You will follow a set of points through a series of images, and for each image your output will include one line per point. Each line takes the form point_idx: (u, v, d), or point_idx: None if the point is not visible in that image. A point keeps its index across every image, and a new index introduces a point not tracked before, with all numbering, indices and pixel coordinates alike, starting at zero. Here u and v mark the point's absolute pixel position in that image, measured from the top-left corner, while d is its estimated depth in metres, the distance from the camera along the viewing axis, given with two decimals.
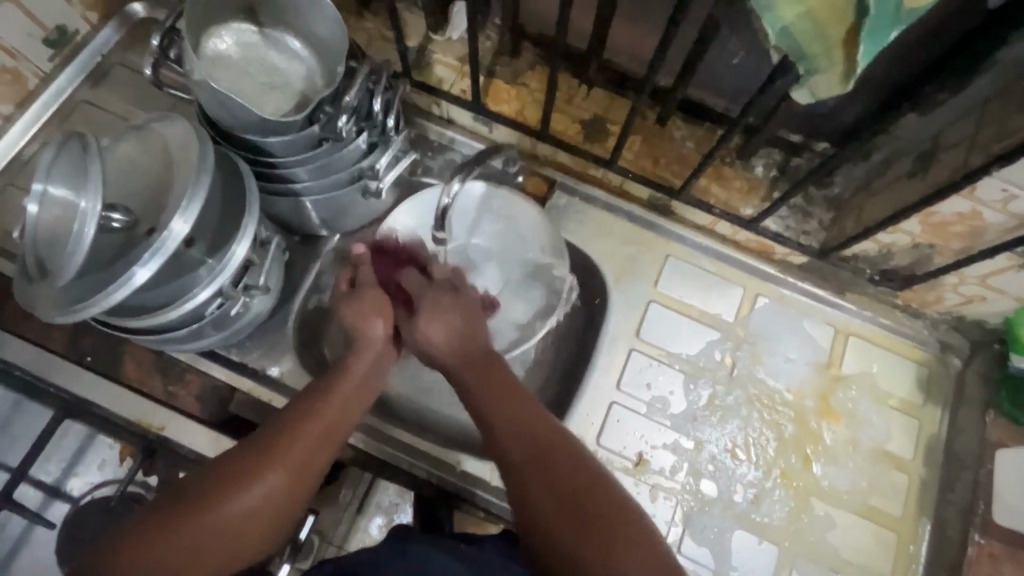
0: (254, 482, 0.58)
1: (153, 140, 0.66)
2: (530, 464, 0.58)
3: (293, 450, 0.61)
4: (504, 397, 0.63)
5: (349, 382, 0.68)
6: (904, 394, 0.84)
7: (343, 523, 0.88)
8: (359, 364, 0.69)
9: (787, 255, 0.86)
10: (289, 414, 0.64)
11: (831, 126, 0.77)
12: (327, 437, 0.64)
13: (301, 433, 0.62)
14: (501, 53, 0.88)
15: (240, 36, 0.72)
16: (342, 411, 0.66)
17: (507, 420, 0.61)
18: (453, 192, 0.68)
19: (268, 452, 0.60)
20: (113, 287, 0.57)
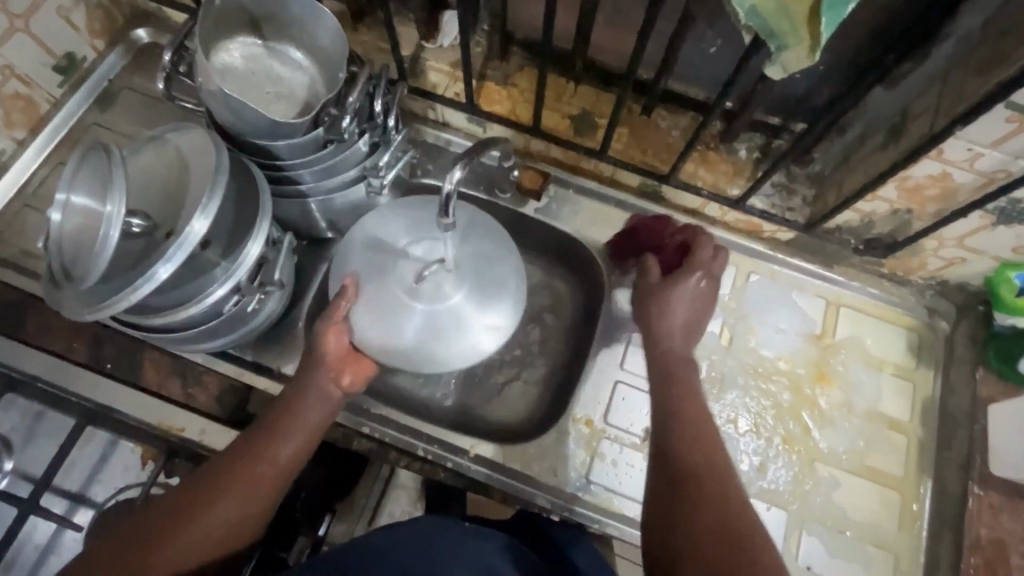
0: (211, 509, 0.63)
1: (167, 148, 0.70)
2: (690, 489, 0.63)
3: (240, 483, 0.65)
4: (692, 419, 0.69)
5: (299, 422, 0.69)
6: (896, 358, 0.88)
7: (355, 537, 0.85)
8: (312, 401, 0.71)
9: (775, 232, 0.90)
10: (244, 447, 0.68)
11: (806, 106, 0.81)
12: (276, 478, 0.67)
13: (254, 470, 0.66)
14: (491, 56, 0.92)
15: (246, 50, 0.76)
16: (295, 451, 0.69)
17: (693, 442, 0.67)
18: (454, 181, 0.66)
19: (223, 484, 0.65)
20: (139, 284, 0.60)
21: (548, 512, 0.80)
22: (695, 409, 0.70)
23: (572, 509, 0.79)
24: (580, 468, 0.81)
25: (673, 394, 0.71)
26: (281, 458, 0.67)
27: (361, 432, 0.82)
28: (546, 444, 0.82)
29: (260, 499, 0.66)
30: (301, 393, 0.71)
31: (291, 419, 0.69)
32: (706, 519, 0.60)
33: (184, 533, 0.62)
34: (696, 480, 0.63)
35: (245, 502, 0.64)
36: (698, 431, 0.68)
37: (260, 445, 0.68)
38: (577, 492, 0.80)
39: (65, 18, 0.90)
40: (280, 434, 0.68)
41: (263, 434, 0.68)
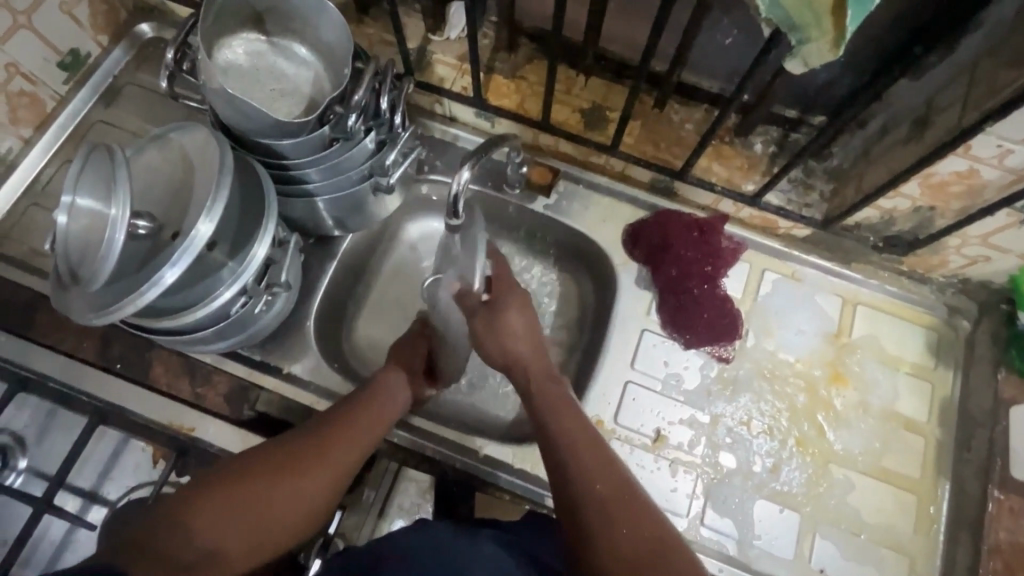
0: (311, 473, 0.67)
1: (172, 148, 0.69)
2: (600, 508, 0.59)
3: (335, 449, 0.70)
4: (585, 434, 0.66)
5: (381, 411, 0.75)
6: (914, 358, 0.86)
7: (366, 527, 0.84)
8: (392, 398, 0.78)
9: (791, 228, 0.88)
10: (336, 416, 0.73)
11: (825, 99, 0.79)
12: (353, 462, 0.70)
13: (348, 437, 0.71)
14: (499, 49, 0.90)
15: (249, 46, 0.74)
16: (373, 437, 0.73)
17: (587, 459, 0.63)
18: (462, 180, 0.66)
19: (318, 449, 0.69)
20: (144, 289, 0.59)
21: (556, 513, 0.80)
22: (580, 425, 0.67)
23: None
24: None
25: (559, 415, 0.68)
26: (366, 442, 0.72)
27: None
28: None
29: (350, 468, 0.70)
30: (384, 384, 0.78)
31: (374, 406, 0.75)
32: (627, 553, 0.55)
33: (284, 490, 0.65)
34: (615, 496, 0.60)
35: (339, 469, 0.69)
36: (586, 443, 0.65)
37: (339, 428, 0.71)
38: None
39: (69, 14, 0.89)
40: (361, 420, 0.73)
41: (339, 422, 0.72)
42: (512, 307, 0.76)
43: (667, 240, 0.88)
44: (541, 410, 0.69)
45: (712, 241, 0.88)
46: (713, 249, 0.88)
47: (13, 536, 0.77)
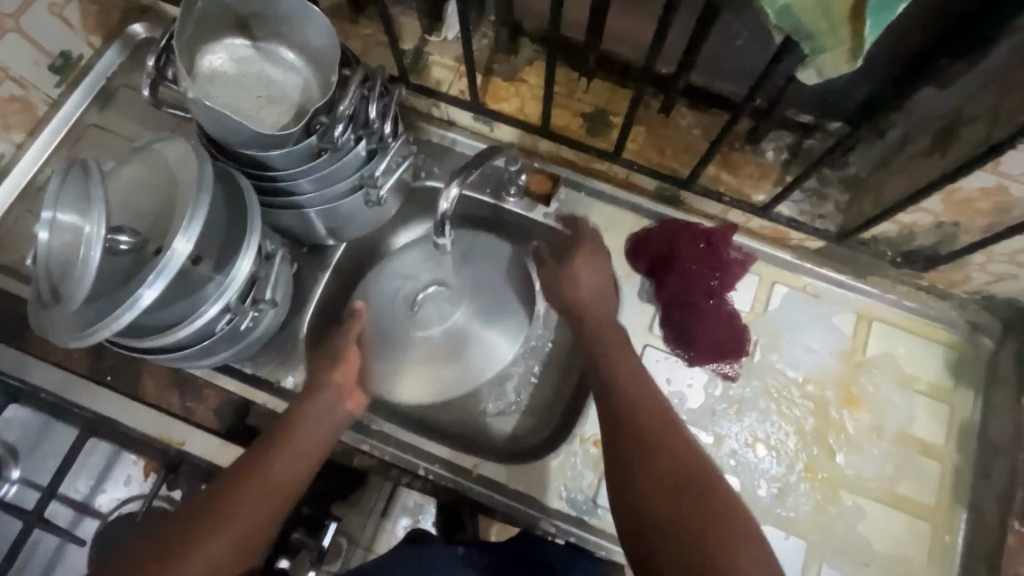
0: (218, 531, 0.59)
1: (156, 159, 0.66)
2: (643, 445, 0.60)
3: (245, 498, 0.62)
4: (633, 374, 0.68)
5: (298, 437, 0.69)
6: (933, 378, 0.81)
7: (369, 527, 0.91)
8: (307, 428, 0.70)
9: (803, 240, 0.84)
10: (248, 460, 0.66)
11: (842, 104, 0.74)
12: (278, 495, 0.64)
13: (257, 483, 0.64)
14: (497, 50, 0.87)
15: (234, 52, 0.71)
16: (292, 468, 0.67)
17: (636, 400, 0.65)
18: (451, 197, 0.67)
19: (230, 500, 0.62)
20: (121, 311, 0.56)
21: (552, 536, 0.78)
22: (630, 368, 0.68)
23: (577, 535, 0.77)
24: (588, 490, 0.78)
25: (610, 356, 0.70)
26: (277, 474, 0.65)
27: (362, 449, 0.80)
28: (552, 465, 0.79)
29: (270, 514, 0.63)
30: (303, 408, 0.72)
31: (291, 434, 0.69)
32: (684, 509, 0.54)
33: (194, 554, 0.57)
34: (660, 433, 0.61)
35: (255, 516, 0.62)
36: (634, 384, 0.67)
37: (255, 462, 0.66)
38: (583, 517, 0.77)
39: (58, 16, 0.87)
40: (274, 452, 0.67)
41: (252, 471, 0.65)
42: (580, 257, 0.79)
43: (673, 251, 0.85)
44: (596, 355, 0.71)
45: (720, 252, 0.84)
46: (722, 261, 0.84)
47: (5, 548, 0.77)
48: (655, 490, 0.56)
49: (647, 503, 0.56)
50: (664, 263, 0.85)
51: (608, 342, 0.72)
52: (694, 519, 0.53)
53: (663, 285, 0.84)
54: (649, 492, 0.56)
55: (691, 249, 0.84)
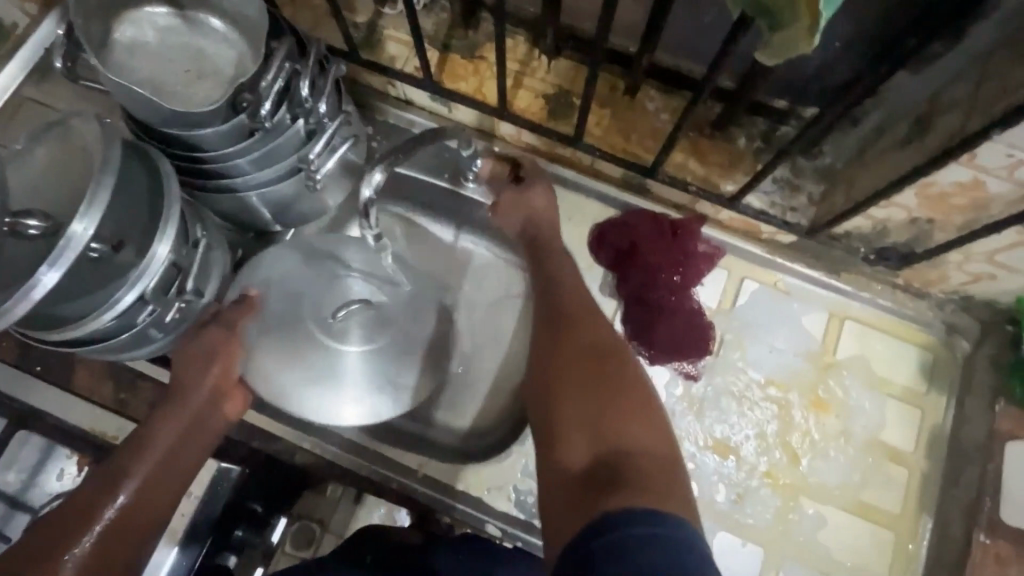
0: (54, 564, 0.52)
1: (70, 137, 0.61)
2: (592, 372, 0.56)
3: (87, 525, 0.55)
4: (584, 303, 0.64)
5: (163, 443, 0.62)
6: (903, 381, 0.78)
7: (341, 514, 0.89)
8: (167, 436, 0.62)
9: (774, 234, 0.79)
10: (98, 480, 0.58)
11: (817, 89, 0.69)
12: (144, 515, 0.58)
13: (101, 506, 0.56)
14: (455, 24, 0.81)
15: (159, 21, 0.66)
16: (154, 482, 0.60)
17: (589, 330, 0.61)
18: (375, 183, 0.66)
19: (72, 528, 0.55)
20: (11, 303, 0.51)
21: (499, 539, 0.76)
22: (582, 297, 0.65)
23: (524, 539, 0.75)
24: (538, 492, 0.76)
25: (563, 281, 0.67)
26: (133, 494, 0.58)
27: (305, 446, 0.77)
28: (501, 467, 0.77)
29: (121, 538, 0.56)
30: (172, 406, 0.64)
31: (153, 443, 0.61)
32: (596, 395, 0.54)
33: None
34: (608, 361, 0.58)
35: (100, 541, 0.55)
36: (586, 311, 0.63)
37: (108, 481, 0.58)
38: (531, 522, 0.75)
39: None
40: (131, 468, 0.59)
41: (102, 492, 0.58)
42: (537, 187, 0.74)
43: (638, 245, 0.80)
44: (548, 280, 0.68)
45: (686, 246, 0.81)
46: (687, 256, 0.81)
47: None
48: (571, 380, 0.56)
49: (562, 391, 0.56)
50: (630, 257, 0.81)
51: (560, 263, 0.69)
52: (601, 400, 0.54)
53: (627, 280, 0.81)
54: (566, 385, 0.56)
55: (656, 243, 0.80)
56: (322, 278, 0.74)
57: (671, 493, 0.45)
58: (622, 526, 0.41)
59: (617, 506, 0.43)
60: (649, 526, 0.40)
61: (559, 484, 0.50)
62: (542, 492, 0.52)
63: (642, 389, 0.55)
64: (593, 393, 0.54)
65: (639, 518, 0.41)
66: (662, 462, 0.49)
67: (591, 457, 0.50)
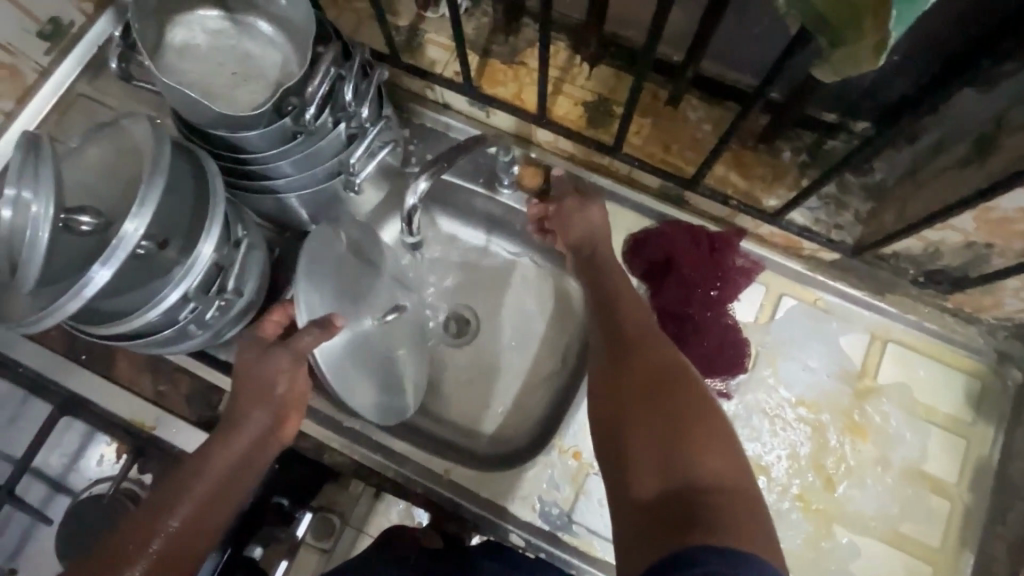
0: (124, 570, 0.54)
1: (123, 136, 0.63)
2: (656, 396, 0.57)
3: (156, 532, 0.56)
4: (644, 326, 0.65)
5: (216, 471, 0.60)
6: (949, 409, 0.75)
7: (363, 507, 0.91)
8: (234, 450, 0.61)
9: (816, 251, 0.77)
10: (171, 482, 0.59)
11: (871, 103, 0.67)
12: (190, 544, 0.58)
13: (167, 515, 0.57)
14: (497, 29, 0.81)
15: (208, 24, 0.68)
16: (203, 513, 0.59)
17: (650, 352, 0.62)
18: (419, 191, 0.66)
19: (142, 534, 0.56)
20: (64, 299, 0.53)
21: (522, 549, 0.75)
22: (642, 320, 0.66)
23: (548, 551, 0.74)
24: (564, 504, 0.75)
25: (625, 305, 0.68)
26: (182, 523, 0.57)
27: (334, 446, 0.78)
28: (527, 477, 0.76)
29: (188, 546, 0.57)
30: (231, 427, 0.62)
31: (204, 471, 0.59)
32: (663, 422, 0.55)
33: None
34: (672, 383, 0.58)
35: (169, 548, 0.56)
36: (646, 335, 0.64)
37: (165, 504, 0.58)
38: (555, 533, 0.75)
39: None
40: (183, 496, 0.58)
41: (173, 496, 0.58)
42: (591, 204, 0.77)
43: (672, 257, 0.79)
44: (608, 303, 0.69)
45: (723, 260, 0.79)
46: (725, 270, 0.79)
47: None
48: (637, 406, 0.57)
49: (629, 417, 0.57)
50: (663, 268, 0.80)
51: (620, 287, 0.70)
52: (669, 427, 0.54)
53: (658, 291, 0.80)
54: (632, 411, 0.57)
55: (693, 256, 0.79)
56: (361, 279, 0.73)
57: (745, 525, 0.46)
58: (700, 561, 0.41)
59: (694, 541, 0.44)
60: (726, 565, 0.41)
61: (632, 514, 0.52)
62: (615, 521, 0.53)
63: (713, 415, 0.56)
64: (659, 419, 0.55)
65: (717, 555, 0.41)
66: (733, 489, 0.50)
67: (662, 487, 0.51)
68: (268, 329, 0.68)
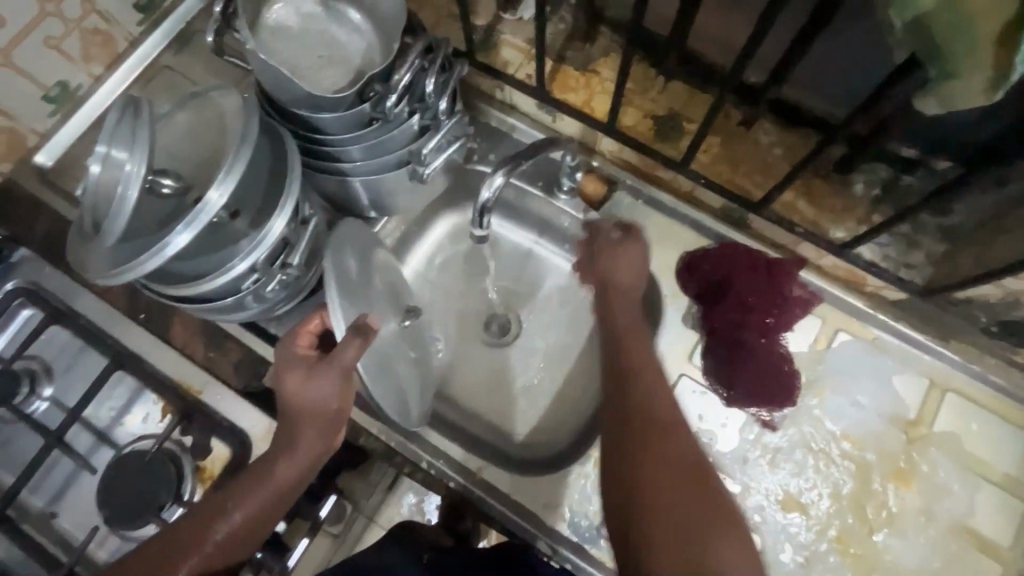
0: (181, 561, 0.58)
1: (210, 107, 0.65)
2: (673, 483, 0.53)
3: (208, 533, 0.60)
4: (663, 394, 0.61)
5: (271, 482, 0.62)
6: (1006, 467, 0.72)
7: (375, 498, 0.94)
8: (288, 461, 0.63)
9: (881, 288, 0.75)
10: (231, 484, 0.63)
11: (958, 143, 0.62)
12: (239, 545, 0.61)
13: (221, 519, 0.61)
14: (574, 37, 0.80)
15: (302, 7, 0.70)
16: (255, 520, 0.61)
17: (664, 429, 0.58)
18: (495, 185, 0.67)
19: (199, 529, 0.60)
20: (147, 256, 0.56)
21: (548, 557, 0.75)
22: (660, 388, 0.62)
23: (574, 563, 0.74)
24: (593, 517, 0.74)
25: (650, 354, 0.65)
26: (230, 531, 0.60)
27: (370, 430, 0.79)
28: (560, 484, 0.75)
29: (237, 548, 0.61)
30: (291, 436, 0.64)
31: (261, 479, 0.62)
32: (684, 514, 0.51)
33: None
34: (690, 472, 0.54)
35: (218, 546, 0.60)
36: (665, 408, 0.60)
37: (222, 505, 0.61)
38: (584, 545, 0.73)
39: None
40: (239, 501, 0.61)
41: (229, 497, 0.62)
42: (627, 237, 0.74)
43: (728, 278, 0.78)
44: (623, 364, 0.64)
45: (781, 288, 0.77)
46: (782, 298, 0.77)
47: (25, 464, 0.78)
48: (657, 491, 0.53)
49: (643, 497, 0.53)
50: (717, 287, 0.78)
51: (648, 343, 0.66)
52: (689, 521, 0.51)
53: (709, 310, 0.78)
54: (650, 499, 0.53)
55: (748, 279, 0.78)
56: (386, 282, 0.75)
57: None
58: None
59: None
60: None
61: None
62: None
63: (729, 508, 0.52)
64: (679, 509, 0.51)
65: None
66: None
67: None
68: (303, 340, 0.69)
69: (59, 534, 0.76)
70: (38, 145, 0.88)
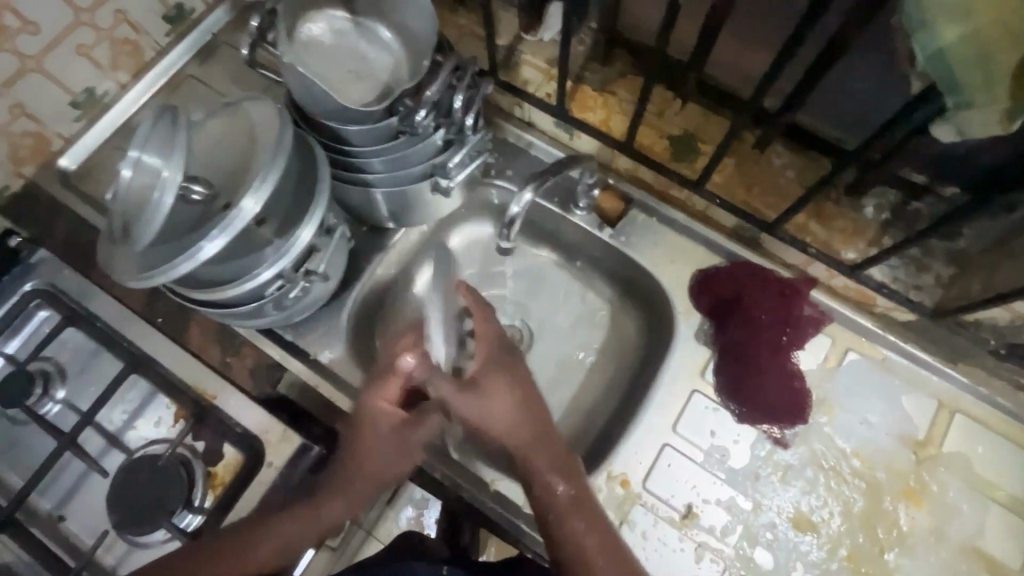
0: None
1: (241, 117, 0.67)
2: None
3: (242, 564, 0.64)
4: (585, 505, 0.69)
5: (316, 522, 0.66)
6: (1014, 489, 0.73)
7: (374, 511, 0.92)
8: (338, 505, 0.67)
9: (889, 309, 0.77)
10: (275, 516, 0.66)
11: (970, 164, 0.64)
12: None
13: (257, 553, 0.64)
14: (593, 58, 0.84)
15: (335, 24, 0.72)
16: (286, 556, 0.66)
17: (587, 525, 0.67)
18: (523, 202, 0.69)
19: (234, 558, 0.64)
20: (180, 259, 0.57)
21: None
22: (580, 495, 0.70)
23: None
24: None
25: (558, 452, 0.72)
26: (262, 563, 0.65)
27: None
28: None
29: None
30: (346, 480, 0.68)
31: (310, 519, 0.66)
32: None
33: None
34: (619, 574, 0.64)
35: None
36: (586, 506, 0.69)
37: (261, 539, 0.65)
38: None
39: None
40: (281, 536, 0.65)
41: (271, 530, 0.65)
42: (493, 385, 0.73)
43: (740, 295, 0.79)
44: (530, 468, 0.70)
45: (794, 308, 0.79)
46: (793, 316, 0.79)
47: (35, 466, 0.78)
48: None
49: None
50: (730, 306, 0.79)
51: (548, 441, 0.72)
52: None
53: (722, 328, 0.79)
54: None
55: (760, 297, 0.79)
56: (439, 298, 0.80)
57: None
58: None
59: None
60: None
61: None
62: None
63: None
64: None
65: None
66: None
67: None
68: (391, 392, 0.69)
69: (66, 538, 0.76)
70: (62, 149, 0.90)
